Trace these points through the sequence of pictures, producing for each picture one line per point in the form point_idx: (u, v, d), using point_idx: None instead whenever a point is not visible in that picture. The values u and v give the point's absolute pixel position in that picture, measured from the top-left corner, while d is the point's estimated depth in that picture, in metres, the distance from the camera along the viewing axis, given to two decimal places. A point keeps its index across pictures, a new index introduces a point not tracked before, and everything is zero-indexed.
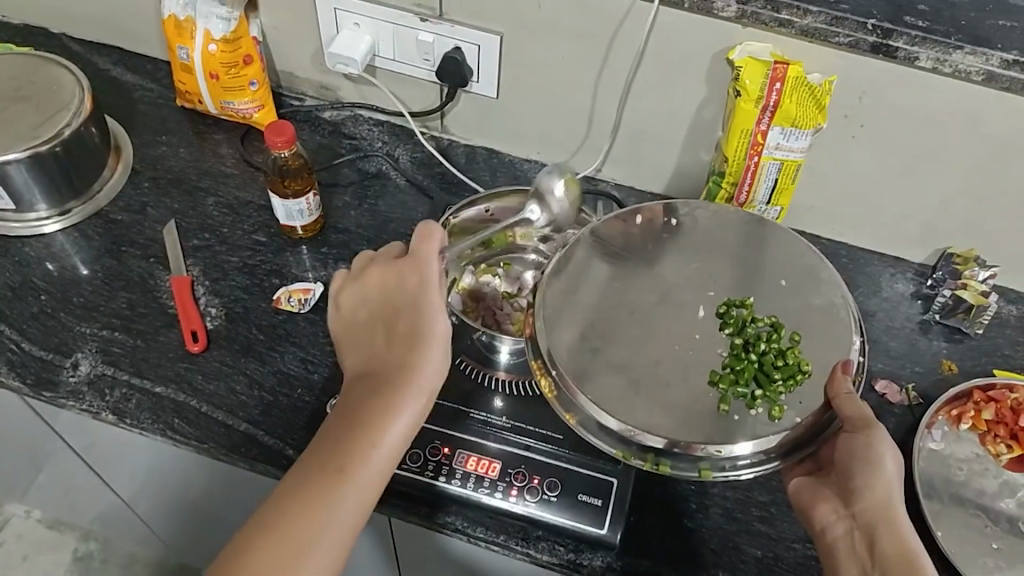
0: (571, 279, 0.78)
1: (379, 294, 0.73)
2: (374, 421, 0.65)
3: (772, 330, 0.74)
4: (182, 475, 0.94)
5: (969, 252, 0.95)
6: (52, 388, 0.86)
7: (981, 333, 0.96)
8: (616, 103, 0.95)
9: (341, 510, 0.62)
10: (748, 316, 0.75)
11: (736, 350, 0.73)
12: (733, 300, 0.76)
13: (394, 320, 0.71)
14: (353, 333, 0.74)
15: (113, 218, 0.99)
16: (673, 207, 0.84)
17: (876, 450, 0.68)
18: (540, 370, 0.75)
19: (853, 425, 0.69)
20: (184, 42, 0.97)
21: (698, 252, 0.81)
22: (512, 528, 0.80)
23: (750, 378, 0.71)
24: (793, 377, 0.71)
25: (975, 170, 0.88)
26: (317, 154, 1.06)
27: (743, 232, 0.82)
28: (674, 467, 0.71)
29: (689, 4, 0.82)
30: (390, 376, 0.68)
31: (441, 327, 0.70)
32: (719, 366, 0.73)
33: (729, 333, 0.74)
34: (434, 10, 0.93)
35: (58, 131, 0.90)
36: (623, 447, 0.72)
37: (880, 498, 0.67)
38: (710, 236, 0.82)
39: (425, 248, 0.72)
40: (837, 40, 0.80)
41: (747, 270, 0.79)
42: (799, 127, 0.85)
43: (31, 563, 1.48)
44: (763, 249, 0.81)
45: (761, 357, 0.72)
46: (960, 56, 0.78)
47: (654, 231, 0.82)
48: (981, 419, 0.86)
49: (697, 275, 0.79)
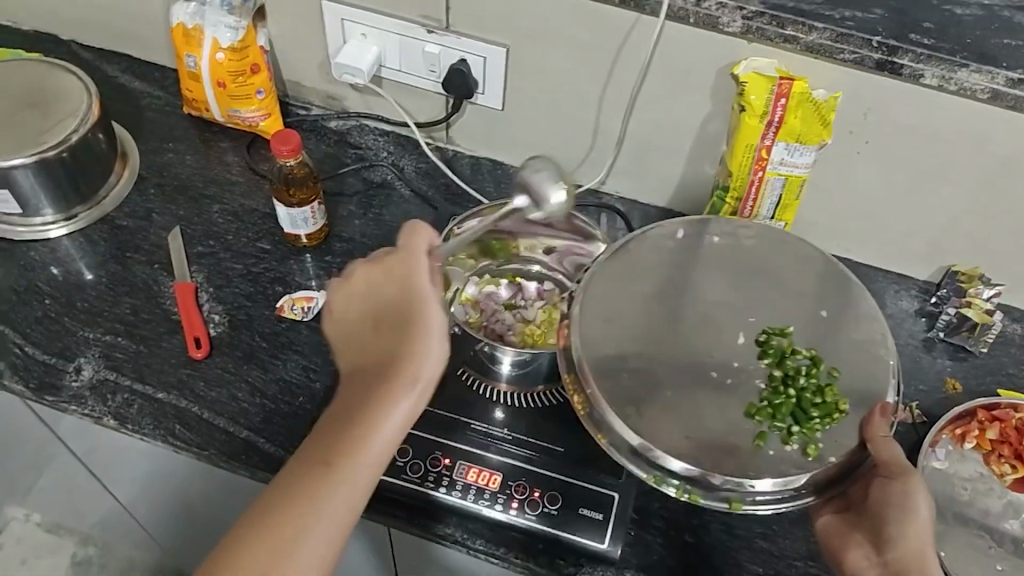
0: (609, 298, 0.75)
1: (370, 292, 0.73)
2: (369, 412, 0.65)
3: (812, 363, 0.72)
4: (183, 481, 0.94)
5: (974, 270, 0.95)
6: (54, 392, 0.86)
7: (985, 351, 0.96)
8: (621, 117, 0.95)
9: (337, 499, 0.62)
10: (788, 347, 0.73)
11: (774, 382, 0.71)
12: (772, 329, 0.74)
13: (388, 312, 0.71)
14: (347, 329, 0.74)
15: (119, 224, 1.00)
16: (716, 226, 0.81)
17: (913, 498, 0.68)
18: (575, 389, 0.73)
19: (889, 471, 0.69)
20: (193, 50, 0.97)
21: (742, 274, 0.78)
22: (512, 541, 0.80)
23: (788, 414, 0.69)
24: (829, 415, 0.70)
25: (980, 188, 0.88)
26: (323, 163, 1.07)
27: (783, 255, 0.80)
28: (706, 496, 0.69)
29: (694, 19, 0.82)
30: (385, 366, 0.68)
31: (436, 317, 0.70)
32: (756, 398, 0.70)
33: (768, 363, 0.72)
34: (440, 22, 0.93)
35: (64, 138, 0.91)
36: (653, 472, 0.69)
37: (913, 547, 0.67)
38: (755, 259, 0.79)
39: (415, 240, 0.72)
40: (842, 56, 0.80)
41: (785, 295, 0.77)
42: (804, 143, 0.85)
43: (31, 567, 1.48)
44: (801, 274, 0.79)
45: (800, 391, 0.70)
46: (965, 74, 0.78)
47: (693, 247, 0.79)
48: (986, 438, 0.85)
49: (739, 301, 0.76)
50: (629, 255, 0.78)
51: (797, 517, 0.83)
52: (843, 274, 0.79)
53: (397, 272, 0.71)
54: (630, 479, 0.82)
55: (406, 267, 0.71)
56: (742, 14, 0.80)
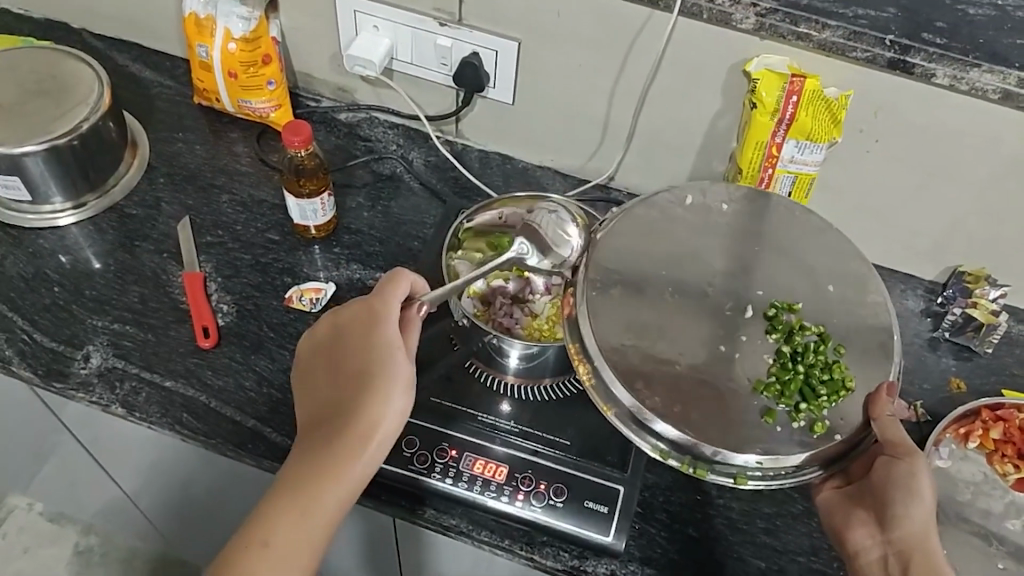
0: (622, 268, 0.74)
1: (335, 337, 0.74)
2: (327, 468, 0.67)
3: (820, 340, 0.72)
4: (186, 471, 0.94)
5: (980, 271, 0.95)
6: (62, 379, 0.86)
7: (989, 352, 0.96)
8: (632, 111, 0.95)
9: (294, 554, 0.66)
10: (797, 323, 0.72)
11: (782, 358, 0.71)
12: (781, 304, 0.74)
13: (352, 359, 0.72)
14: (312, 369, 0.76)
15: (129, 212, 1.00)
16: (723, 193, 0.81)
17: (918, 478, 0.70)
18: (577, 358, 0.72)
19: (894, 451, 0.70)
20: (204, 40, 0.97)
21: (750, 243, 0.78)
22: (517, 533, 0.80)
23: (796, 391, 0.69)
24: (836, 393, 0.70)
25: (989, 188, 0.88)
26: (333, 154, 1.07)
27: (794, 229, 0.79)
28: (712, 471, 0.69)
29: (708, 15, 0.82)
30: (343, 416, 0.70)
31: (402, 370, 0.71)
32: (765, 374, 0.70)
33: (776, 338, 0.72)
34: (453, 15, 0.93)
35: (75, 126, 0.91)
36: (662, 447, 0.69)
37: (917, 527, 0.69)
38: (763, 229, 0.79)
39: (386, 290, 0.74)
40: (854, 54, 0.80)
41: (794, 276, 0.76)
42: (814, 140, 0.85)
43: (32, 556, 1.47)
44: (812, 251, 0.78)
45: (809, 368, 0.70)
46: (977, 74, 0.78)
47: (705, 217, 0.79)
48: (990, 437, 0.85)
49: (751, 273, 0.76)
50: (637, 217, 0.78)
51: (800, 512, 0.84)
52: (850, 245, 0.79)
53: (367, 321, 0.73)
54: (635, 472, 0.82)
55: (376, 316, 0.73)
56: (756, 10, 0.80)
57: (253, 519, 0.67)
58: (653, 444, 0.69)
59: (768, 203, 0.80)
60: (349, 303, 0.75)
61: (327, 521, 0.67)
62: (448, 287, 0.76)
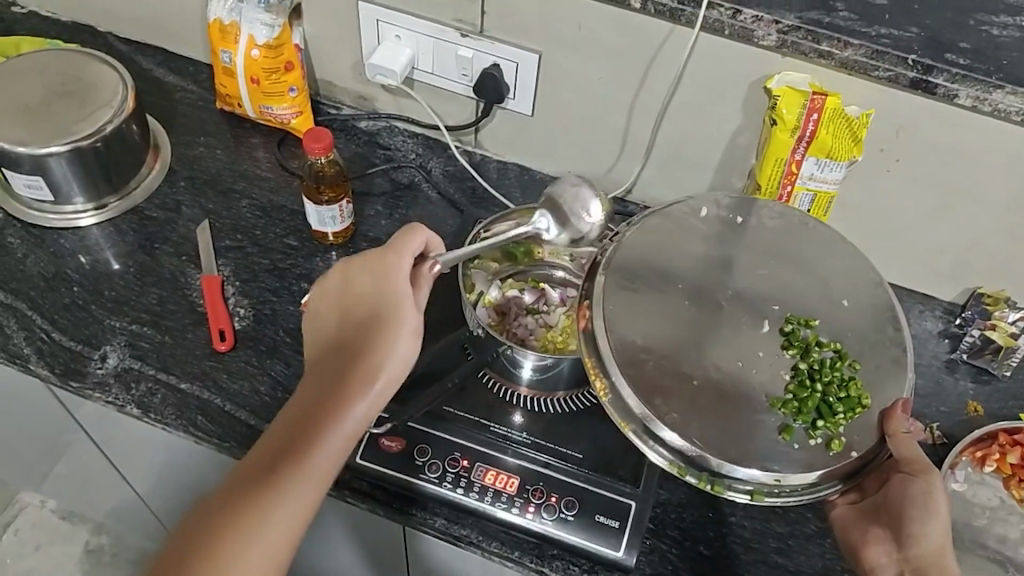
0: (634, 281, 0.74)
1: (343, 288, 0.76)
2: (332, 410, 0.69)
3: (837, 357, 0.72)
4: (199, 474, 0.94)
5: (1000, 294, 0.95)
6: (79, 378, 0.87)
7: (1008, 375, 0.95)
8: (651, 124, 0.95)
9: (279, 522, 0.64)
10: (814, 338, 0.72)
11: (799, 375, 0.70)
12: (797, 318, 0.73)
13: (363, 309, 0.74)
14: (322, 320, 0.77)
15: (149, 215, 1.01)
16: (741, 206, 0.80)
17: (933, 496, 0.70)
18: (594, 372, 0.71)
19: (911, 469, 0.70)
20: (229, 46, 0.98)
21: (762, 262, 0.77)
22: (527, 545, 0.80)
23: (813, 408, 0.69)
24: (852, 409, 0.70)
25: (1008, 209, 0.87)
26: (352, 162, 1.07)
27: (812, 245, 0.79)
28: (729, 488, 0.68)
29: (729, 31, 0.82)
30: (354, 364, 0.72)
31: (409, 320, 0.74)
32: (782, 391, 0.70)
33: (792, 354, 0.72)
34: (475, 26, 0.94)
35: (99, 128, 0.92)
36: (680, 463, 0.68)
37: (934, 544, 0.69)
38: (779, 249, 0.78)
39: (396, 265, 0.75)
40: (876, 73, 0.80)
41: (811, 292, 0.76)
42: (834, 159, 0.85)
43: (43, 554, 1.48)
44: (829, 267, 0.78)
45: (825, 386, 0.69)
46: (999, 95, 0.77)
47: (712, 232, 0.78)
48: (1007, 462, 0.84)
49: (767, 288, 0.75)
50: (651, 233, 0.77)
51: (813, 532, 0.83)
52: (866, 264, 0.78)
53: (378, 268, 0.75)
54: (648, 488, 0.82)
55: (386, 294, 0.74)
56: (777, 27, 0.80)
57: (216, 505, 0.65)
58: (669, 458, 0.69)
59: (788, 221, 0.80)
60: (359, 273, 0.76)
61: (316, 488, 0.66)
62: (463, 250, 0.77)
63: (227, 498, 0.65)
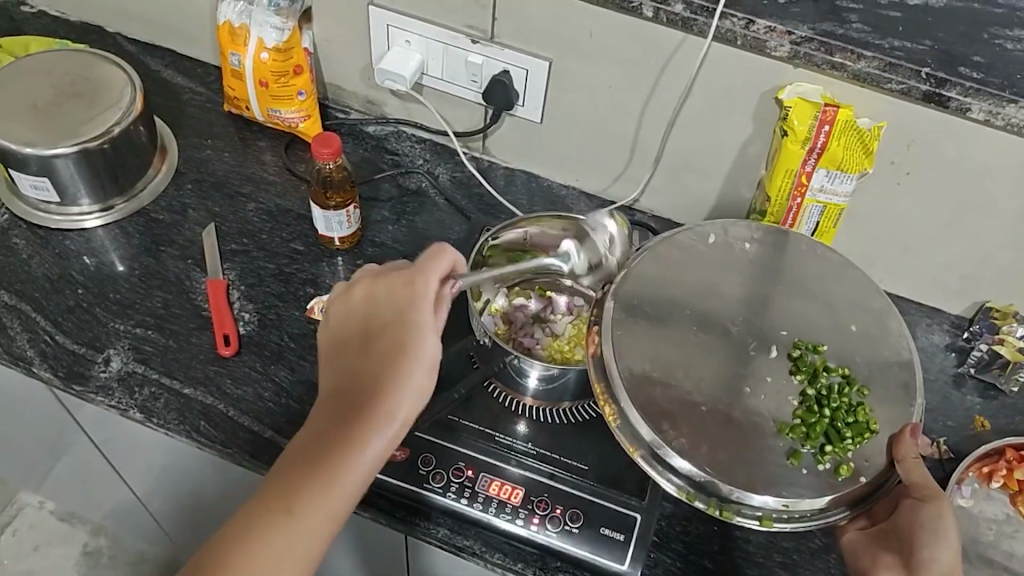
0: (647, 302, 0.73)
1: (366, 307, 0.75)
2: (351, 439, 0.68)
3: (845, 382, 0.71)
4: (201, 479, 0.93)
5: (1008, 307, 0.94)
6: (82, 382, 0.86)
7: (1016, 391, 0.94)
8: (661, 134, 0.95)
9: (292, 554, 0.64)
10: (821, 364, 0.72)
11: (807, 401, 0.70)
12: (805, 344, 0.73)
13: (385, 334, 0.73)
14: (341, 337, 0.76)
15: (155, 217, 1.00)
16: (745, 231, 0.79)
17: (943, 523, 0.68)
18: (604, 398, 0.70)
19: (922, 493, 0.68)
20: (237, 49, 0.98)
21: (776, 282, 0.77)
22: (530, 556, 0.79)
23: (821, 433, 0.68)
24: (860, 435, 0.69)
25: (1018, 224, 0.87)
26: (359, 167, 1.07)
27: (822, 266, 0.78)
28: (738, 514, 0.68)
29: (742, 41, 0.82)
30: (373, 392, 0.70)
31: (430, 350, 0.72)
32: (789, 417, 0.69)
33: (800, 379, 0.71)
34: (485, 33, 0.93)
35: (107, 130, 0.92)
36: (688, 489, 0.68)
37: (945, 570, 0.66)
38: (791, 270, 0.78)
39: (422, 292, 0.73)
40: (889, 86, 0.80)
41: (823, 312, 0.76)
42: (845, 170, 0.84)
43: (42, 554, 1.48)
44: (839, 286, 0.77)
45: (834, 412, 0.69)
46: (1014, 109, 0.77)
47: (724, 253, 0.78)
48: (1014, 477, 0.83)
49: (779, 310, 0.75)
50: (662, 257, 0.76)
51: (819, 547, 0.82)
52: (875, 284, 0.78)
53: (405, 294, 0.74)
54: (653, 501, 0.81)
55: (409, 321, 0.73)
56: (790, 38, 0.80)
57: (228, 529, 0.65)
58: (679, 484, 0.68)
59: (799, 241, 0.79)
60: (384, 296, 0.75)
61: (331, 521, 0.66)
62: (482, 273, 0.76)
63: (242, 523, 0.64)
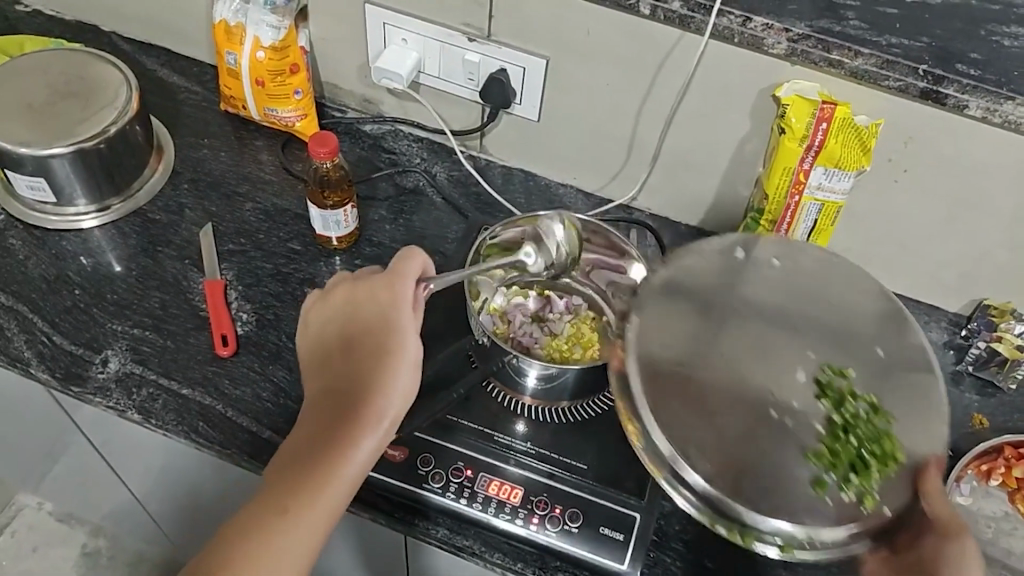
0: (666, 322, 0.69)
1: (346, 313, 0.76)
2: (340, 442, 0.68)
3: (873, 410, 0.66)
4: (200, 479, 0.93)
5: (1006, 305, 0.94)
6: (80, 383, 0.86)
7: (1013, 388, 0.94)
8: (658, 132, 0.95)
9: (287, 558, 0.64)
10: (849, 389, 0.66)
11: (833, 428, 0.64)
12: (833, 368, 0.68)
13: (366, 337, 0.74)
14: (324, 345, 0.77)
15: (152, 217, 1.00)
16: (773, 249, 0.75)
17: (965, 559, 0.63)
18: (628, 416, 0.67)
19: (945, 531, 0.63)
20: (234, 48, 0.98)
21: (804, 305, 0.72)
22: (530, 556, 0.79)
23: (846, 462, 0.63)
24: (884, 461, 0.64)
25: (1016, 222, 0.87)
26: (356, 166, 1.07)
27: (848, 291, 0.73)
28: (758, 540, 0.63)
29: (739, 38, 0.81)
30: (359, 394, 0.71)
31: (413, 349, 0.73)
32: (812, 445, 0.64)
33: (826, 404, 0.66)
34: (482, 31, 0.93)
35: (102, 130, 0.92)
36: (708, 511, 0.64)
37: None
38: (822, 293, 0.73)
39: (401, 293, 0.74)
40: (887, 83, 0.80)
41: (849, 338, 0.70)
42: (843, 168, 0.84)
43: (40, 555, 1.48)
44: (865, 315, 0.72)
45: (861, 440, 0.64)
46: (1011, 107, 0.77)
47: (748, 270, 0.73)
48: (1012, 475, 0.83)
49: (803, 334, 0.70)
50: (684, 272, 0.72)
51: None
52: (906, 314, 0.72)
53: (384, 296, 0.74)
54: (652, 500, 0.81)
55: (389, 322, 0.74)
56: (788, 35, 0.79)
57: (222, 538, 0.65)
58: (698, 505, 0.65)
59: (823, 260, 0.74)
60: (362, 300, 0.75)
61: (325, 522, 0.66)
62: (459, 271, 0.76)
63: (235, 530, 0.65)
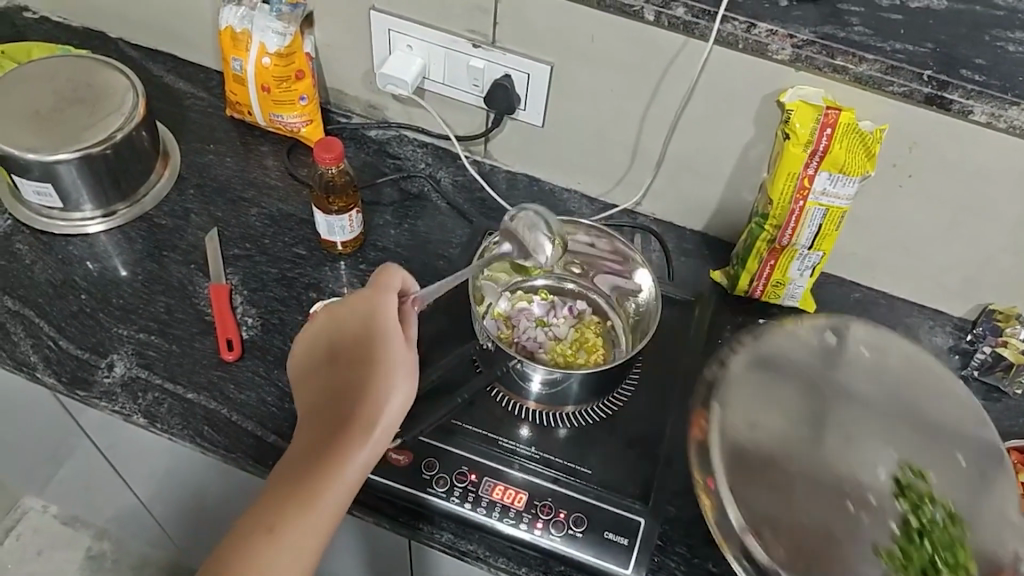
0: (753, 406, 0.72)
1: (331, 328, 0.77)
2: (331, 451, 0.68)
3: (953, 519, 0.65)
4: (204, 483, 0.93)
5: (1011, 309, 0.94)
6: (86, 387, 0.86)
7: (1019, 393, 0.94)
8: (662, 138, 0.95)
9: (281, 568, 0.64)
10: (928, 493, 0.66)
11: (908, 528, 0.64)
12: (914, 471, 0.68)
13: (353, 350, 0.74)
14: (314, 362, 0.77)
15: (158, 222, 1.00)
16: (864, 335, 0.77)
17: None
18: (705, 491, 0.70)
19: None
20: (239, 54, 0.98)
21: (885, 391, 0.73)
22: (534, 560, 0.79)
23: (919, 567, 0.62)
24: (956, 570, 0.62)
25: (1021, 228, 0.87)
26: (361, 171, 1.07)
27: (931, 384, 0.74)
28: None
29: (743, 45, 0.82)
30: (348, 404, 0.71)
31: (400, 357, 0.73)
32: (887, 543, 0.64)
33: (903, 505, 0.66)
34: (486, 37, 0.94)
35: (109, 135, 0.92)
36: None
37: None
38: (903, 380, 0.74)
39: (382, 302, 0.75)
40: (891, 88, 0.79)
41: (930, 431, 0.71)
42: (847, 173, 0.83)
43: (45, 558, 1.48)
44: (944, 409, 0.73)
45: (937, 546, 0.63)
46: (1016, 111, 0.77)
47: (833, 356, 0.76)
48: None
49: (885, 422, 0.71)
50: (774, 351, 0.76)
51: None
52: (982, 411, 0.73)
53: (366, 307, 0.75)
54: (657, 505, 0.81)
55: (373, 331, 0.74)
56: (792, 41, 0.80)
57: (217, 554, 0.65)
58: None
59: (892, 345, 0.77)
60: (345, 313, 0.76)
61: (318, 531, 0.66)
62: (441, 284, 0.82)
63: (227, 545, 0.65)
